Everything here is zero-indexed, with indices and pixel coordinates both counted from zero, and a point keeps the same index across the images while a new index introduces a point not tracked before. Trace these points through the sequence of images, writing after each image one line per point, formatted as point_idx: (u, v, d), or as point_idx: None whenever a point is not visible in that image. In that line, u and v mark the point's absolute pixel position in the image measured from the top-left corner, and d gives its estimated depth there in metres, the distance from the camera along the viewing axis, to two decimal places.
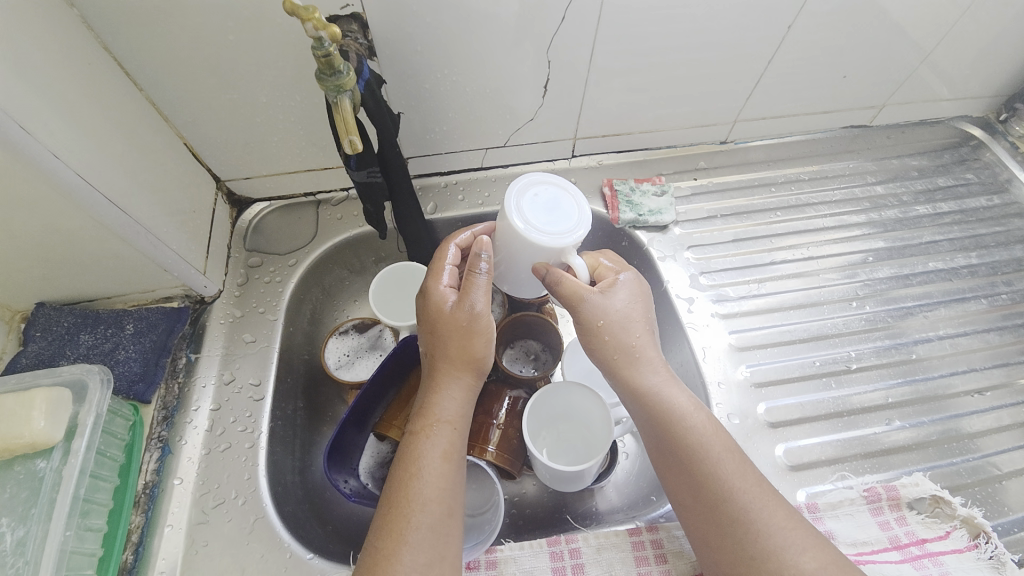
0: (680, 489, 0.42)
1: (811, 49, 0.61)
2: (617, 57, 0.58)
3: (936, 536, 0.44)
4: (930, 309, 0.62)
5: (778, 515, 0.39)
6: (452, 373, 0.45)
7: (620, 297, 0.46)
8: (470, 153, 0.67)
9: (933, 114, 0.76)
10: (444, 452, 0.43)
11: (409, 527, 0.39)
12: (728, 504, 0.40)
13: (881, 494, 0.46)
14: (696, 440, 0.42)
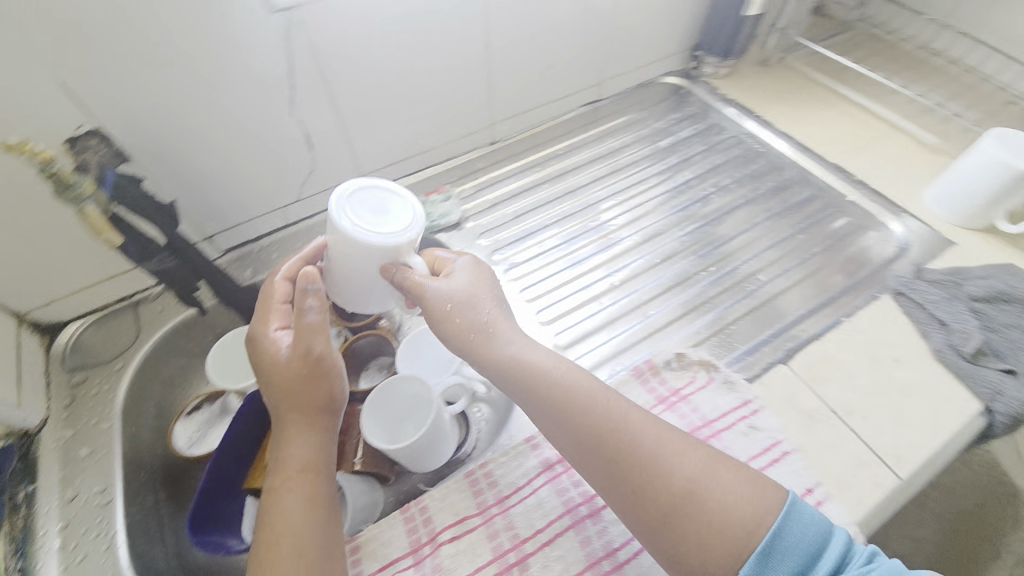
0: (565, 439, 0.48)
1: (514, 55, 0.76)
2: (357, 103, 0.68)
3: (686, 382, 0.58)
4: (667, 220, 0.80)
5: (656, 434, 0.47)
6: (301, 421, 0.50)
7: (457, 283, 0.53)
8: (270, 215, 0.74)
9: (645, 75, 0.96)
10: (300, 476, 0.48)
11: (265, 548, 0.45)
12: (602, 439, 0.46)
13: (643, 367, 0.60)
14: (557, 393, 0.49)
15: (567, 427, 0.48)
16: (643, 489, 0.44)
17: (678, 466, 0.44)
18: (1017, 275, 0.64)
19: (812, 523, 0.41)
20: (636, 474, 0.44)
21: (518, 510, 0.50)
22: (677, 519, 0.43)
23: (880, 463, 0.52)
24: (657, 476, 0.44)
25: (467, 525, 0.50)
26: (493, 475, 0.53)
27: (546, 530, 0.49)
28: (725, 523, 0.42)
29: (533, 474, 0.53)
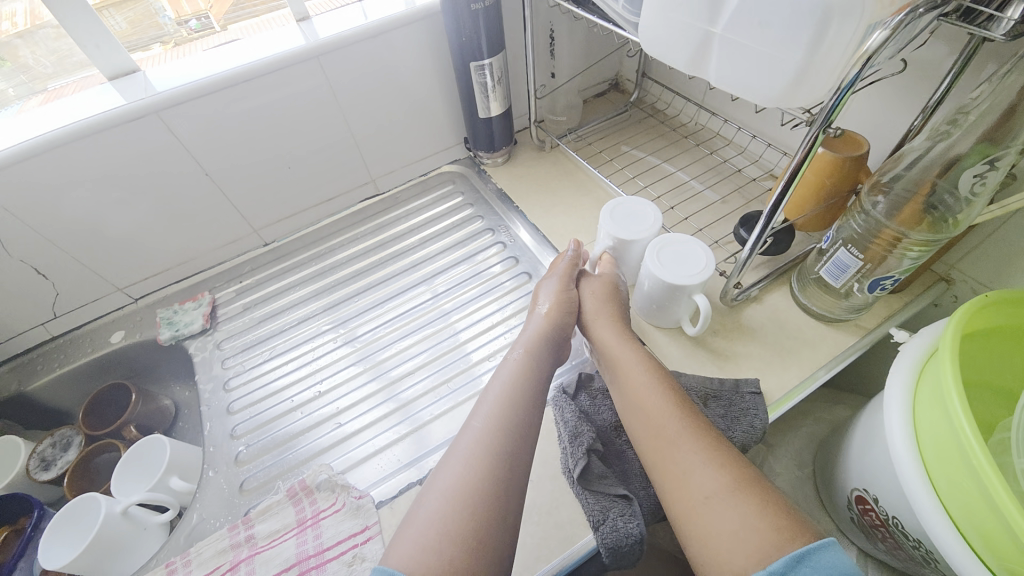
0: (627, 419, 0.58)
1: (250, 177, 0.84)
2: (85, 235, 0.76)
3: (328, 505, 0.61)
4: (397, 319, 0.83)
5: (708, 440, 0.51)
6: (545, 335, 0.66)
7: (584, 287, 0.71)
8: (30, 332, 0.82)
9: (426, 168, 1.03)
10: (513, 383, 0.60)
11: (458, 446, 0.53)
12: (652, 417, 0.55)
13: (298, 488, 0.63)
14: (625, 375, 0.60)
15: (631, 406, 0.58)
16: (681, 458, 0.51)
17: (696, 475, 0.49)
18: (676, 384, 0.64)
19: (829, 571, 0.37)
20: (687, 449, 0.51)
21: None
22: (692, 526, 0.47)
23: None
24: (683, 477, 0.50)
25: None
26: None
27: None
28: (705, 530, 0.46)
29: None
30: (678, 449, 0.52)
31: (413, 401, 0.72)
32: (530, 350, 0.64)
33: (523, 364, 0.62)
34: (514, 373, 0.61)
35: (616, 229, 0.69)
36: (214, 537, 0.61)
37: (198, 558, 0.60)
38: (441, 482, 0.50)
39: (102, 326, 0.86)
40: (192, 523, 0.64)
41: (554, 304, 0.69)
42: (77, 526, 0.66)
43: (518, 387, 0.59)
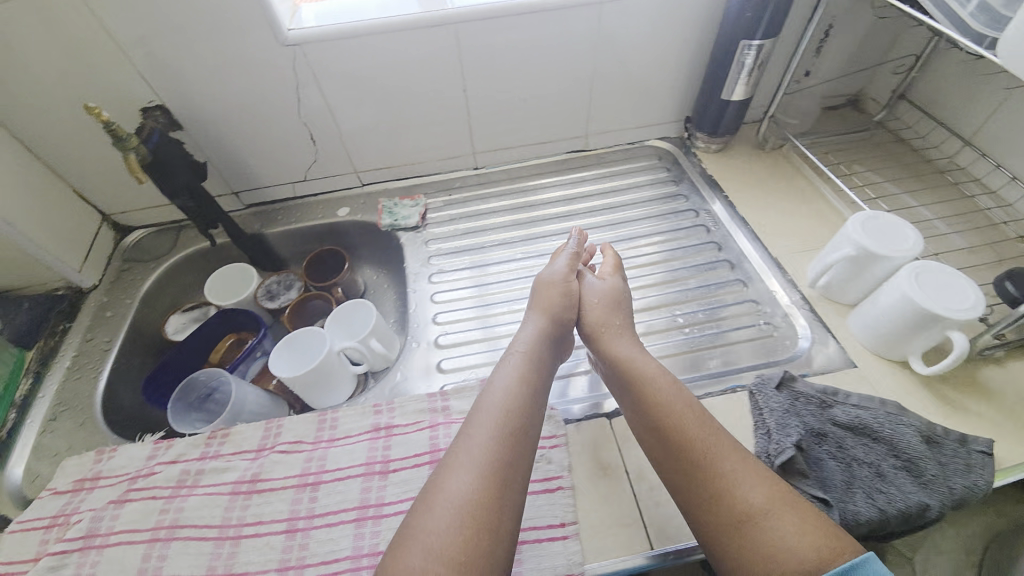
0: (638, 429, 0.59)
1: (494, 104, 0.90)
2: (357, 116, 0.86)
3: None
4: (589, 269, 0.87)
5: (739, 462, 0.52)
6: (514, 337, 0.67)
7: (553, 290, 0.72)
8: (282, 186, 0.96)
9: (637, 137, 1.04)
10: (534, 384, 0.59)
11: (476, 426, 0.53)
12: (675, 426, 0.55)
13: None
14: (643, 384, 0.60)
15: (653, 416, 0.58)
16: (699, 479, 0.52)
17: (740, 491, 0.49)
18: (892, 413, 0.61)
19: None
20: (723, 465, 0.51)
21: (337, 452, 0.64)
22: (722, 537, 0.48)
23: (641, 528, 0.56)
24: (726, 489, 0.50)
25: (298, 446, 0.65)
26: (336, 420, 0.67)
27: (345, 471, 0.61)
28: (739, 543, 0.47)
29: (362, 431, 0.66)
30: (687, 467, 0.53)
31: None
32: (530, 355, 0.63)
33: (527, 370, 0.61)
34: (520, 375, 0.60)
35: (868, 240, 0.66)
36: (415, 398, 0.69)
37: (401, 409, 0.67)
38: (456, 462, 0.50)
39: (333, 199, 0.99)
40: (395, 383, 0.73)
41: (546, 313, 0.69)
42: (303, 352, 0.78)
43: (529, 391, 0.58)
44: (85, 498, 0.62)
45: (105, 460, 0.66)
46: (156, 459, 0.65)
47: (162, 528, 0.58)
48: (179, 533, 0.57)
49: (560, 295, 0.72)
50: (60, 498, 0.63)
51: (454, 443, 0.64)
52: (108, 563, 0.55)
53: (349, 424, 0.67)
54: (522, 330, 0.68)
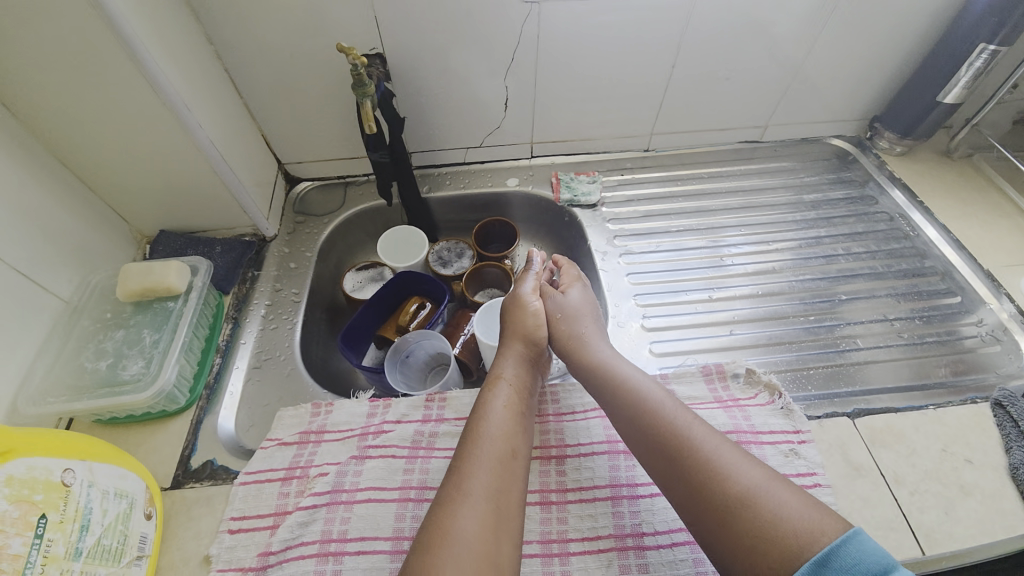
0: (625, 431, 0.55)
1: (693, 84, 0.87)
2: (558, 84, 0.83)
3: (748, 396, 0.65)
4: (780, 264, 0.85)
5: (719, 446, 0.49)
6: (507, 345, 0.64)
7: (526, 313, 0.67)
8: (455, 151, 0.93)
9: (813, 133, 1.01)
10: (522, 421, 0.56)
11: (481, 456, 0.51)
12: (664, 424, 0.52)
13: (712, 368, 0.67)
14: (616, 380, 0.58)
15: (630, 417, 0.54)
16: (697, 468, 0.47)
17: (738, 470, 0.46)
18: None
19: (878, 556, 0.37)
20: (703, 455, 0.48)
21: (572, 427, 0.61)
22: (725, 528, 0.44)
23: (910, 533, 0.55)
24: (714, 477, 0.46)
25: None
26: (557, 395, 0.64)
27: (588, 447, 0.59)
28: (739, 526, 0.43)
29: (590, 407, 0.63)
30: (682, 463, 0.49)
31: (810, 342, 0.75)
32: (526, 387, 0.60)
33: (511, 407, 0.57)
34: (507, 410, 0.56)
35: None
36: None
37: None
38: (492, 493, 0.48)
39: (502, 168, 0.96)
40: None
41: (514, 332, 0.66)
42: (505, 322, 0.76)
43: (526, 430, 0.56)
44: (317, 452, 0.59)
45: (325, 414, 0.63)
46: (378, 418, 0.62)
47: (411, 488, 0.56)
48: (431, 495, 0.55)
49: (532, 318, 0.66)
50: (287, 450, 0.59)
51: None
52: (364, 519, 0.53)
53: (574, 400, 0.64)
54: (506, 361, 0.62)
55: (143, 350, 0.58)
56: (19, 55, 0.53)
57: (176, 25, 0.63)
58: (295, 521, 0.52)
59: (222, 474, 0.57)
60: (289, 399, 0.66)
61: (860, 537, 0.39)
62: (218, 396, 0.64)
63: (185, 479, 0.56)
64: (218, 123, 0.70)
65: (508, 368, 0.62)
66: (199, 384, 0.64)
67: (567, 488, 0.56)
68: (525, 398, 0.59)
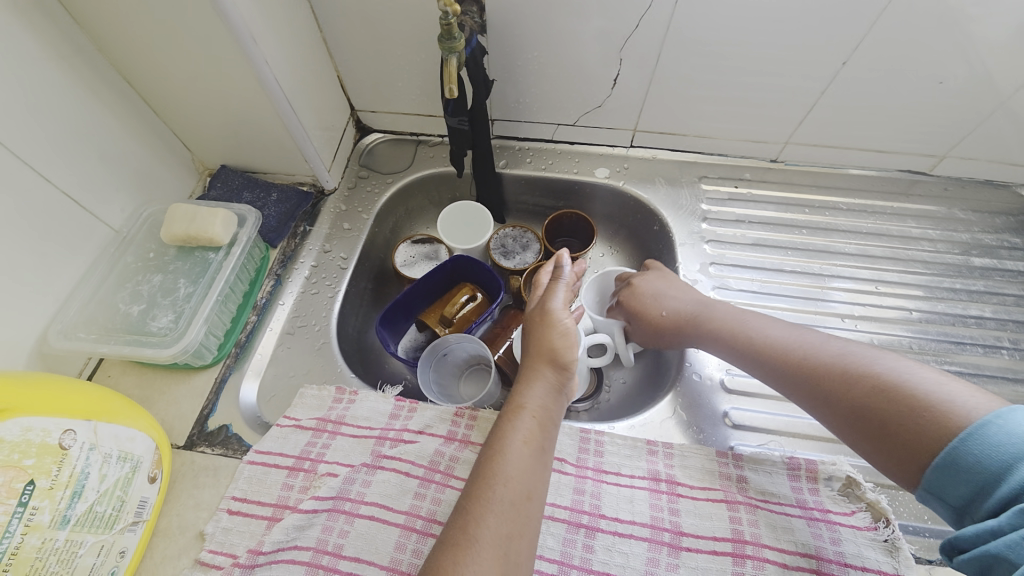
0: (747, 366, 0.54)
1: (863, 90, 0.68)
2: (684, 65, 0.67)
3: (840, 511, 0.50)
4: (919, 342, 0.66)
5: (828, 347, 0.49)
6: (536, 370, 0.51)
7: (553, 331, 0.53)
8: (544, 125, 0.80)
9: (1006, 176, 0.77)
10: (538, 459, 0.46)
11: (493, 497, 0.42)
12: (769, 346, 0.52)
13: (801, 464, 0.52)
14: (696, 315, 0.59)
15: (744, 352, 0.54)
16: (836, 386, 0.46)
17: (845, 353, 0.47)
18: None
19: (1010, 444, 0.35)
20: (842, 373, 0.46)
21: (611, 493, 0.51)
22: (915, 449, 0.40)
23: None
24: (833, 377, 0.46)
25: (562, 467, 0.53)
26: (601, 446, 0.54)
27: (627, 526, 0.49)
28: (920, 434, 0.40)
29: (637, 474, 0.53)
30: (821, 385, 0.47)
31: None
32: (552, 420, 0.49)
33: (531, 445, 0.46)
34: (527, 447, 0.46)
35: None
36: (702, 451, 0.54)
37: (682, 462, 0.53)
38: (499, 538, 0.41)
39: (593, 154, 0.82)
40: (666, 416, 0.59)
41: (538, 357, 0.52)
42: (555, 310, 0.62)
43: (543, 466, 0.46)
44: (329, 446, 0.54)
45: (346, 404, 0.58)
46: (398, 422, 0.56)
47: (418, 518, 0.49)
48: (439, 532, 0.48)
49: (557, 336, 0.53)
50: (302, 434, 0.55)
51: (762, 538, 0.48)
52: (363, 538, 0.48)
53: (620, 457, 0.54)
54: (538, 388, 0.50)
55: (176, 303, 0.55)
56: None
57: None
58: (291, 524, 0.49)
59: (234, 444, 0.55)
60: (315, 377, 0.62)
61: (991, 423, 0.37)
62: (246, 358, 0.61)
63: (197, 442, 0.55)
64: (288, 59, 0.63)
65: (530, 399, 0.49)
66: (229, 342, 0.61)
67: (592, 569, 0.47)
68: (547, 428, 0.48)
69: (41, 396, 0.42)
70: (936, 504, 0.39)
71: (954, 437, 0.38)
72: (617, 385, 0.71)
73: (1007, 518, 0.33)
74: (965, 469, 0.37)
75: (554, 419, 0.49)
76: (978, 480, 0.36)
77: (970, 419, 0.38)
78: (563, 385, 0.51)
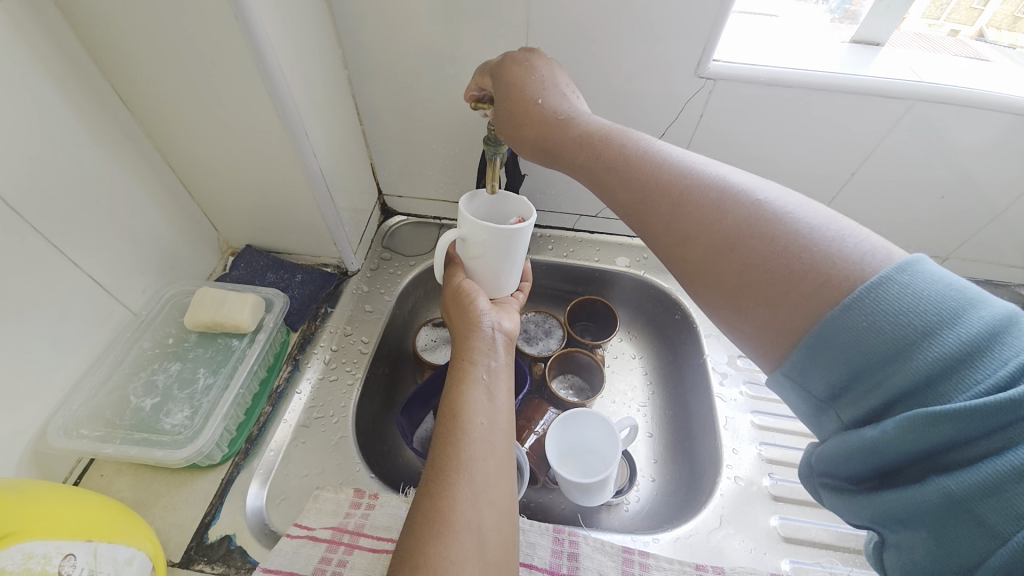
0: (625, 211, 0.44)
1: (869, 197, 0.73)
2: None
3: None
4: None
5: (704, 181, 0.40)
6: (480, 357, 0.50)
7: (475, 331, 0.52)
8: (566, 215, 0.83)
9: (1004, 276, 0.81)
10: (498, 391, 0.47)
11: (461, 480, 0.39)
12: (658, 183, 0.41)
13: None
14: (601, 161, 0.46)
15: (640, 199, 0.43)
16: (698, 235, 0.38)
17: (739, 189, 0.38)
18: None
19: (905, 314, 0.27)
20: (731, 215, 0.37)
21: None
22: (808, 302, 0.31)
23: None
24: (676, 215, 0.39)
25: None
26: (648, 569, 0.49)
27: None
28: (790, 282, 0.32)
29: None
30: (665, 224, 0.40)
31: None
32: (506, 363, 0.51)
33: (490, 419, 0.44)
34: (483, 383, 0.47)
35: None
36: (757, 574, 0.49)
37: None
38: (482, 467, 0.40)
39: (612, 243, 0.85)
40: (714, 528, 0.55)
41: (473, 346, 0.51)
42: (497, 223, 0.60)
43: (506, 397, 0.47)
44: (345, 563, 0.49)
45: (365, 511, 0.53)
46: None
47: None
48: None
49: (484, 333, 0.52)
50: (315, 549, 0.49)
51: None
52: None
53: None
54: (473, 334, 0.52)
55: (194, 395, 0.51)
56: (151, 59, 0.50)
57: (318, 48, 0.59)
58: None
59: (237, 560, 0.49)
60: (330, 477, 0.57)
61: (895, 279, 0.28)
62: (257, 453, 0.56)
63: (196, 557, 0.49)
64: (332, 150, 0.65)
65: (479, 345, 0.51)
66: (241, 436, 0.56)
67: None
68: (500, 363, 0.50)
69: (43, 517, 0.38)
70: (790, 390, 0.32)
71: (837, 305, 0.29)
72: (645, 482, 0.67)
73: (891, 425, 0.27)
74: (849, 355, 0.29)
75: (505, 357, 0.51)
76: (857, 360, 0.29)
77: (874, 270, 0.30)
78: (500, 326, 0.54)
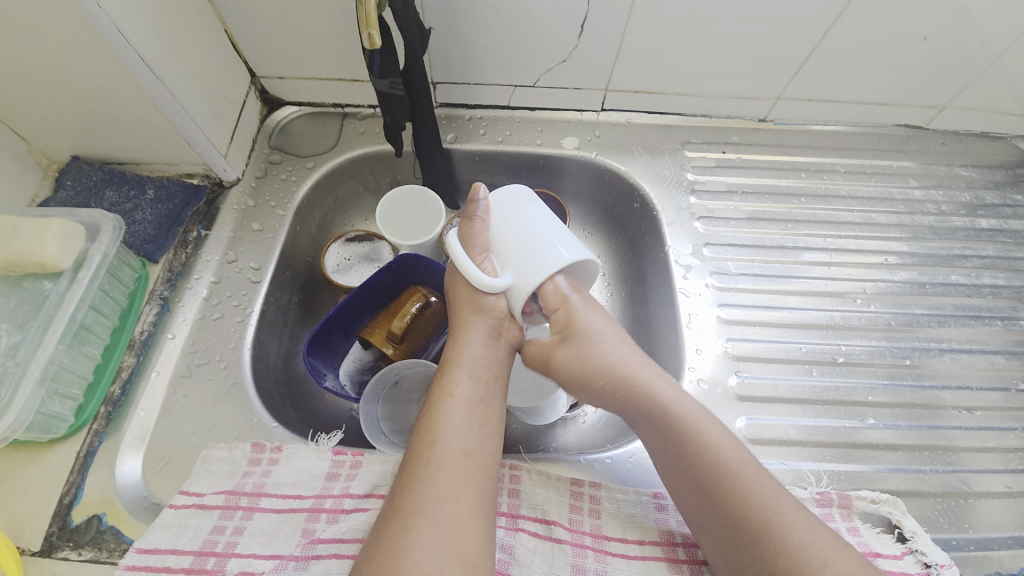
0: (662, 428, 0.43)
1: (868, 32, 0.57)
2: (664, 1, 0.54)
3: (889, 554, 0.42)
4: (939, 320, 0.59)
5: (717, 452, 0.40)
6: (470, 340, 0.44)
7: (469, 303, 0.45)
8: (498, 87, 0.66)
9: (999, 127, 0.70)
10: (485, 414, 0.41)
11: (435, 473, 0.37)
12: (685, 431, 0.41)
13: (834, 499, 0.44)
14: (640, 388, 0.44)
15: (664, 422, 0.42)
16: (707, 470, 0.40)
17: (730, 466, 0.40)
18: None
19: None
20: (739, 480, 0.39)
21: (619, 569, 0.40)
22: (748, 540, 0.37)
23: None
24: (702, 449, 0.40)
25: (552, 532, 0.42)
26: (600, 504, 0.43)
27: None
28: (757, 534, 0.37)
29: (648, 540, 0.42)
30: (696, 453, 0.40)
31: (953, 451, 0.52)
32: (503, 344, 0.45)
33: (472, 411, 0.41)
34: (471, 401, 0.41)
35: None
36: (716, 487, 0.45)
37: None
38: (448, 500, 0.36)
39: (558, 121, 0.69)
40: None
41: (466, 328, 0.45)
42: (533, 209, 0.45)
43: (493, 420, 0.42)
44: (243, 530, 0.41)
45: (266, 467, 0.44)
46: (337, 485, 0.43)
47: None
48: None
49: (484, 311, 0.45)
50: (206, 517, 0.41)
51: None
52: None
53: (624, 513, 0.43)
54: (469, 336, 0.44)
55: None
56: None
57: None
58: None
59: (110, 542, 0.41)
60: (223, 431, 0.47)
61: None
62: (124, 416, 0.46)
63: (59, 544, 0.40)
64: (136, 1, 0.45)
65: (471, 321, 0.45)
66: (93, 401, 0.45)
67: None
68: (492, 380, 0.44)
69: None
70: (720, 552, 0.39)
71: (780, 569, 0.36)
72: None
73: None
74: None
75: (499, 369, 0.45)
76: None
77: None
78: (506, 332, 0.45)
